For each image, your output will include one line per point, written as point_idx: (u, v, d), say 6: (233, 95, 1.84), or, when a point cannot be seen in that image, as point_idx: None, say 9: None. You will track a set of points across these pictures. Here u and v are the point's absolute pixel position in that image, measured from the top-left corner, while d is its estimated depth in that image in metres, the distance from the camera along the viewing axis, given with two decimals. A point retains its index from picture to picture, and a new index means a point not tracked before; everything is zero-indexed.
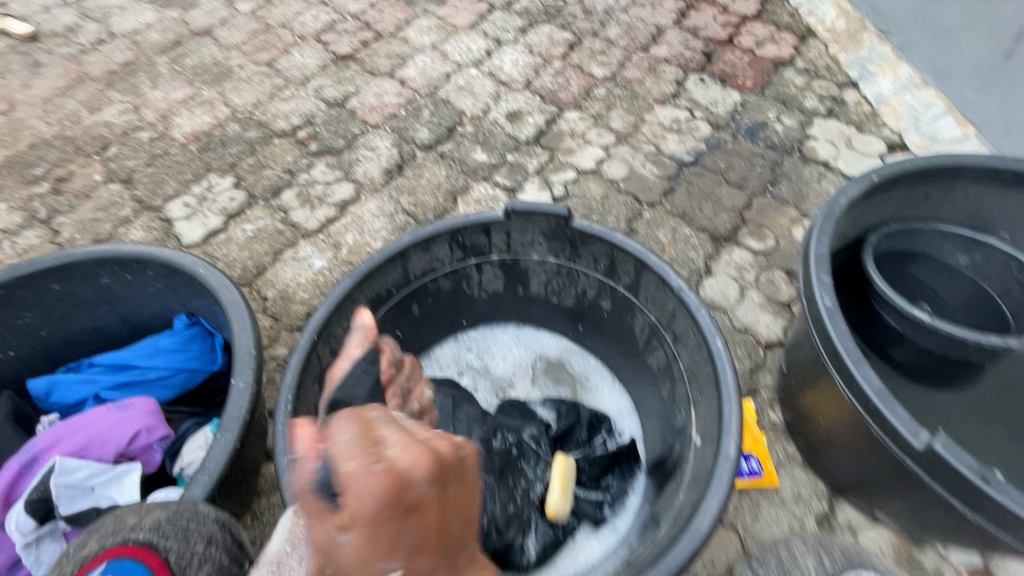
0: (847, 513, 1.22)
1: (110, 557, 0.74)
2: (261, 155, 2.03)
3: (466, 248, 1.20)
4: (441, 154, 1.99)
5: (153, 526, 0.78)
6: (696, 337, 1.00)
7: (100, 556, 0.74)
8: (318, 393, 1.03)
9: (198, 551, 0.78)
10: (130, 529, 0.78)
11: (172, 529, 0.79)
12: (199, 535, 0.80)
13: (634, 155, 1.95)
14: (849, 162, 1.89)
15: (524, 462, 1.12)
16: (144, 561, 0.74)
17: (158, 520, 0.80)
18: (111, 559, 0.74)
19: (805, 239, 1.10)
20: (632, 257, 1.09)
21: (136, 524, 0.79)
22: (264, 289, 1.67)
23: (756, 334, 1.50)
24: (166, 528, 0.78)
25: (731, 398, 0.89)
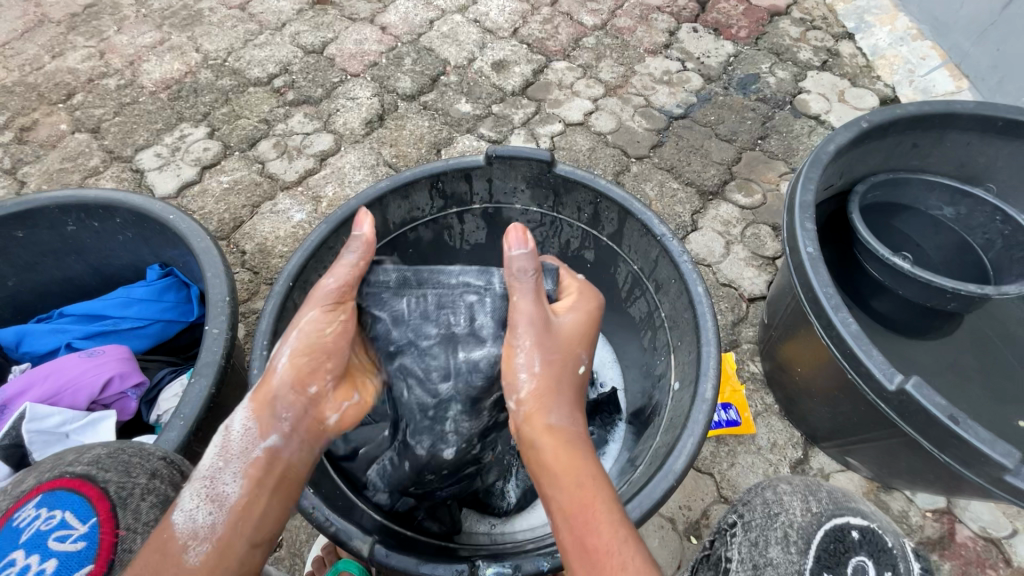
0: (820, 460, 1.26)
1: (45, 490, 0.70)
2: (236, 104, 1.94)
3: (446, 196, 1.17)
4: (424, 104, 1.92)
5: (92, 461, 0.74)
6: (677, 285, 0.99)
7: (37, 489, 0.70)
8: None
9: (139, 483, 0.75)
10: (67, 464, 0.73)
11: (113, 463, 0.75)
12: (142, 469, 0.76)
13: (623, 107, 1.90)
14: (840, 116, 1.86)
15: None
16: (81, 493, 0.70)
17: (97, 456, 0.76)
18: (47, 491, 0.70)
19: (790, 187, 1.08)
20: (616, 204, 1.06)
21: (74, 460, 0.75)
22: (241, 243, 1.62)
23: (739, 288, 1.51)
24: (105, 463, 0.74)
25: (710, 342, 0.89)
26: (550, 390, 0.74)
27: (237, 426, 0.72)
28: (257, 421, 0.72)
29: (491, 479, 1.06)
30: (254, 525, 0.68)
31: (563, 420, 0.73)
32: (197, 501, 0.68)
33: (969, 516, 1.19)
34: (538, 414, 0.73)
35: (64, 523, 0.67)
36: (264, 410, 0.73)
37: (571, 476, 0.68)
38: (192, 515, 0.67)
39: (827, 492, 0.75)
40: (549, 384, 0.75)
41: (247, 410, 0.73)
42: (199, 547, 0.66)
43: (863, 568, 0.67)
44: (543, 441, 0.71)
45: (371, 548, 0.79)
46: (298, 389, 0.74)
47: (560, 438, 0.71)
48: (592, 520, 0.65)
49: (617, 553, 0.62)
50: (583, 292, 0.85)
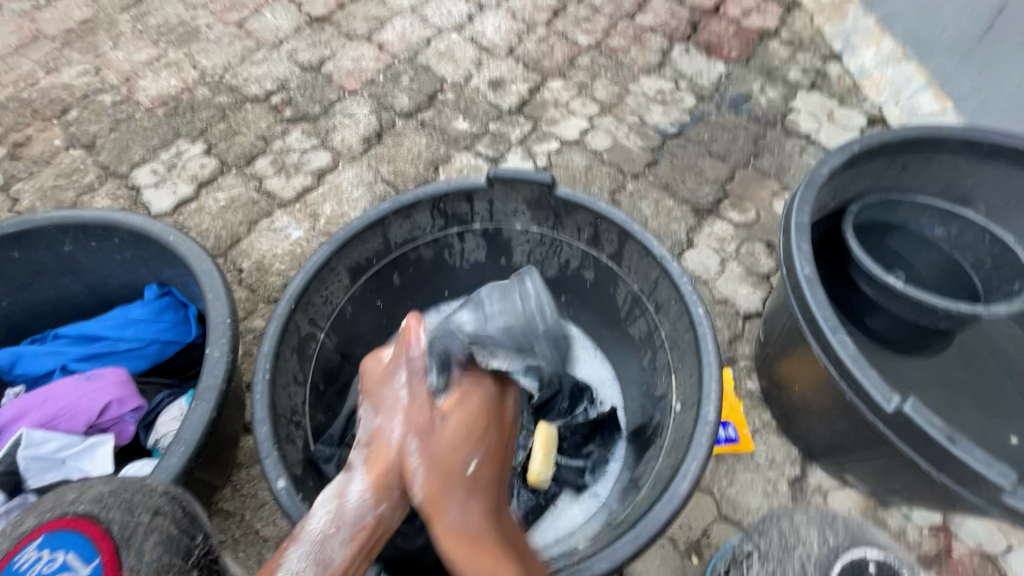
0: (817, 477, 1.26)
1: (48, 530, 0.65)
2: (232, 120, 1.95)
3: (447, 216, 1.17)
4: (422, 122, 1.94)
5: (94, 497, 0.70)
6: (677, 306, 0.99)
7: (38, 529, 0.66)
8: (297, 362, 1.00)
9: (142, 521, 0.70)
10: (68, 502, 0.69)
11: (115, 501, 0.71)
12: (144, 506, 0.72)
13: (618, 125, 1.93)
14: (830, 136, 1.90)
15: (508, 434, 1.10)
16: (83, 533, 0.66)
17: (100, 493, 0.71)
18: (48, 531, 0.65)
19: (786, 209, 1.10)
20: (616, 226, 1.07)
21: (76, 498, 0.70)
22: (239, 261, 1.61)
23: (735, 305, 1.52)
24: (108, 500, 0.70)
25: (711, 363, 0.89)
26: (437, 497, 0.79)
27: (354, 496, 0.79)
28: (375, 494, 0.79)
29: None
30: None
31: (454, 518, 0.78)
32: (305, 563, 0.73)
33: (965, 532, 1.20)
34: (432, 511, 0.79)
35: (66, 565, 0.63)
36: (383, 479, 0.80)
37: (462, 560, 0.76)
38: (300, 574, 0.72)
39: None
40: (436, 489, 0.79)
41: (364, 480, 0.81)
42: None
43: None
44: (449, 543, 0.77)
45: None
46: (402, 464, 0.81)
47: (452, 537, 0.77)
48: None
49: None
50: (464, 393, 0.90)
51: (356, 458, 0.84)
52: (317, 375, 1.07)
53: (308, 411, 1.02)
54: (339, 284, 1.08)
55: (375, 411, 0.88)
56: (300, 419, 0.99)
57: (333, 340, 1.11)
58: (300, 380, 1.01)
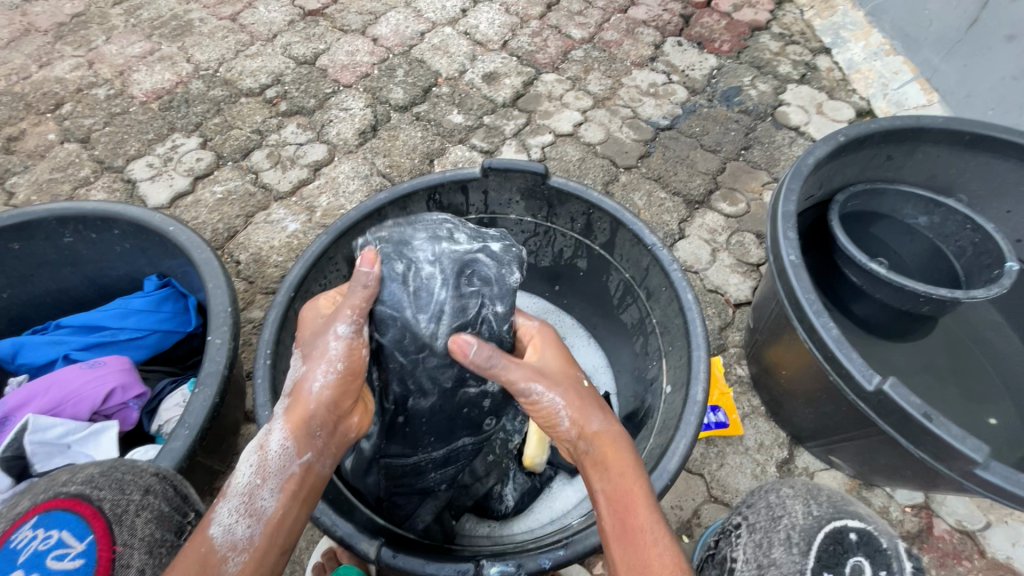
0: (804, 459, 1.30)
1: (41, 510, 0.66)
2: (228, 114, 1.96)
3: (443, 207, 1.20)
4: (417, 115, 1.96)
5: (87, 478, 0.71)
6: (667, 293, 1.02)
7: (32, 510, 0.66)
8: (297, 349, 1.02)
9: (134, 499, 0.72)
10: (61, 483, 0.70)
11: (106, 481, 0.72)
12: (135, 485, 0.73)
13: (611, 118, 1.95)
14: (819, 128, 1.93)
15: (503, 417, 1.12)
16: (78, 512, 0.67)
17: (91, 473, 0.72)
18: (42, 511, 0.66)
19: (773, 199, 1.13)
20: (608, 215, 1.09)
21: (68, 479, 0.71)
22: (236, 253, 1.62)
23: (726, 294, 1.55)
24: (99, 480, 0.71)
25: (700, 347, 0.92)
26: (580, 410, 0.80)
27: (274, 446, 0.72)
28: (297, 442, 0.73)
29: (490, 483, 1.09)
30: (288, 538, 0.70)
31: (605, 425, 0.79)
32: (236, 515, 0.67)
33: (946, 511, 1.24)
34: (581, 420, 0.79)
35: (62, 542, 0.63)
36: (305, 427, 0.74)
37: (615, 466, 0.75)
38: (232, 527, 0.66)
39: (828, 497, 0.80)
40: (577, 406, 0.80)
41: (283, 429, 0.73)
42: (242, 550, 0.66)
43: (861, 571, 0.70)
44: (594, 447, 0.77)
45: (377, 551, 0.81)
46: (335, 408, 0.77)
47: (604, 441, 0.77)
48: (634, 503, 0.72)
49: (652, 529, 0.69)
50: (541, 331, 0.92)
51: (277, 409, 0.76)
52: None
53: None
54: (337, 273, 1.10)
55: (302, 357, 0.80)
56: None
57: None
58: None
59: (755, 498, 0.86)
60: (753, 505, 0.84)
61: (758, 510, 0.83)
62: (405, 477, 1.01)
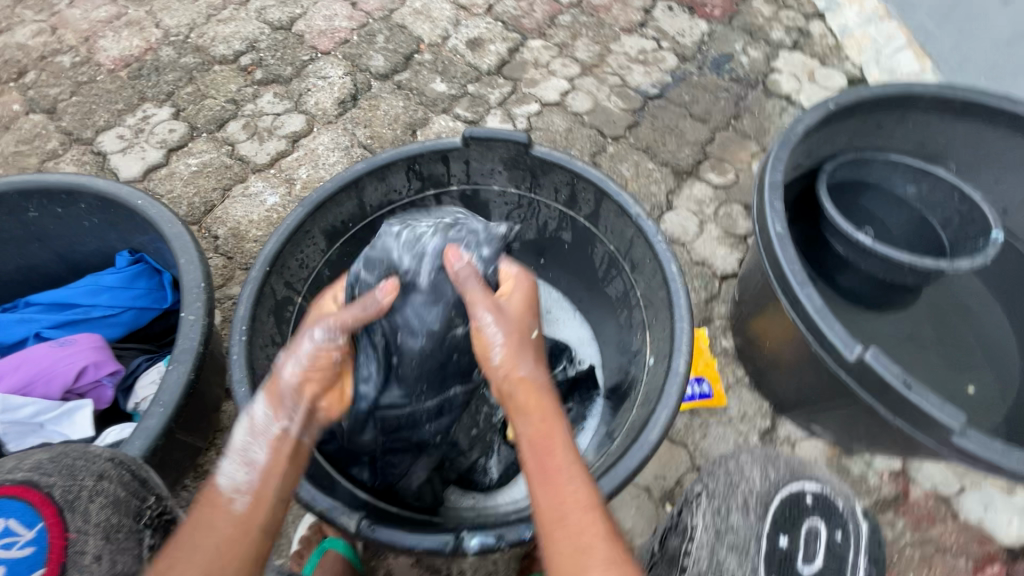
0: (786, 428, 1.32)
1: None
2: (200, 83, 1.88)
3: (423, 178, 1.16)
4: (398, 84, 1.89)
5: (34, 465, 0.69)
6: (651, 265, 1.00)
7: None
8: (275, 325, 1.00)
9: (86, 485, 0.69)
10: (7, 470, 0.67)
11: (55, 466, 0.69)
12: (87, 470, 0.71)
13: (599, 87, 1.90)
14: (810, 96, 1.89)
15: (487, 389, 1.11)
16: (25, 499, 0.65)
17: (39, 459, 0.70)
18: None
19: (760, 169, 1.10)
20: (593, 185, 1.06)
21: (13, 466, 0.68)
22: (214, 228, 1.57)
23: (712, 266, 1.54)
24: (47, 466, 0.69)
25: (683, 319, 0.90)
26: (511, 352, 0.83)
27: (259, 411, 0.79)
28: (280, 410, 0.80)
29: (475, 456, 1.10)
30: (282, 481, 0.76)
31: (533, 372, 0.82)
32: (236, 466, 0.75)
33: (921, 476, 1.27)
34: (510, 365, 0.82)
35: (9, 531, 0.62)
36: (285, 395, 0.81)
37: (537, 413, 0.78)
38: (233, 477, 0.74)
39: (786, 462, 0.91)
40: (511, 348, 0.83)
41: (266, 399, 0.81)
42: (244, 495, 0.72)
43: (816, 532, 0.83)
44: (518, 391, 0.81)
45: (357, 524, 0.81)
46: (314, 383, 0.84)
47: (528, 385, 0.81)
48: (550, 448, 0.75)
49: (565, 469, 0.73)
50: (519, 276, 0.97)
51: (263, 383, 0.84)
52: None
53: None
54: (315, 247, 1.07)
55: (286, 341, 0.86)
56: None
57: (311, 303, 1.11)
58: (279, 343, 1.00)
59: (714, 465, 0.93)
60: (712, 473, 0.91)
61: (716, 478, 0.90)
62: (400, 432, 0.98)
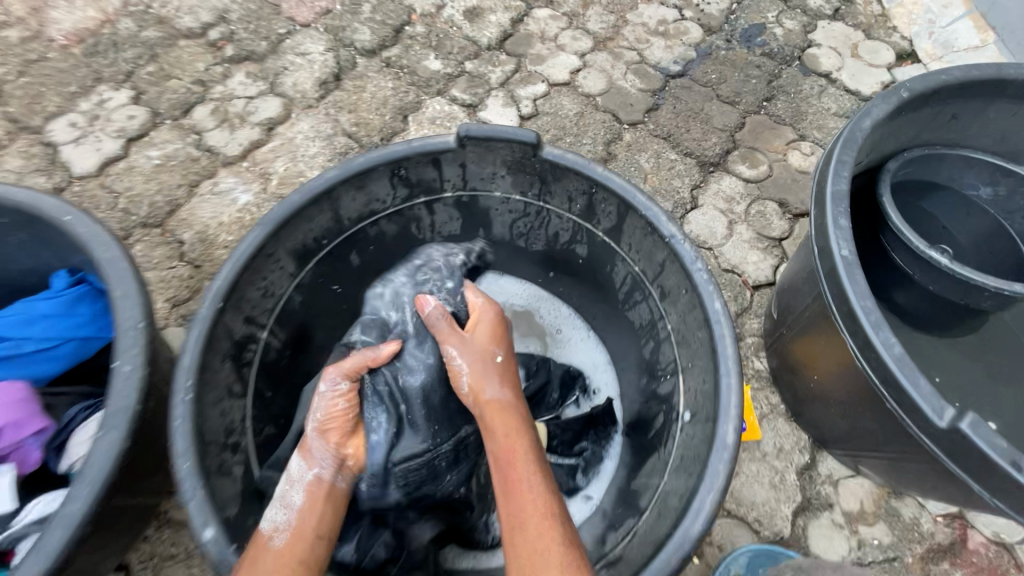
0: (828, 465, 1.15)
1: None
2: (164, 61, 1.67)
3: (411, 183, 0.97)
4: (387, 61, 1.67)
5: None
6: (688, 296, 0.82)
7: None
8: (233, 371, 0.82)
9: None
10: None
11: None
12: None
13: (614, 64, 1.67)
14: (853, 74, 1.67)
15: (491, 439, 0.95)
16: None
17: None
18: None
19: (819, 174, 0.90)
20: (615, 196, 0.87)
21: None
22: (178, 231, 1.38)
23: (743, 274, 1.36)
24: None
25: (730, 373, 0.73)
26: (475, 377, 0.85)
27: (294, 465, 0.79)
28: (310, 458, 0.79)
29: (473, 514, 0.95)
30: (321, 519, 0.73)
31: (501, 393, 0.83)
32: (276, 511, 0.74)
33: (983, 522, 1.11)
34: (476, 389, 0.84)
35: None
36: (314, 444, 0.80)
37: (501, 431, 0.78)
38: (272, 521, 0.72)
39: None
40: (475, 373, 0.85)
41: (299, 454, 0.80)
42: (282, 535, 0.70)
43: None
44: (484, 413, 0.81)
45: None
46: (340, 430, 0.83)
47: (490, 407, 0.81)
48: (511, 462, 0.74)
49: (526, 480, 0.72)
50: (487, 302, 0.96)
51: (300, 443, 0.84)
52: (262, 381, 0.88)
53: (250, 427, 0.85)
54: (281, 271, 0.90)
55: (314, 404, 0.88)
56: (240, 441, 0.81)
57: (281, 336, 0.93)
58: (239, 392, 0.82)
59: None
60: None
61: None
62: (422, 483, 0.88)
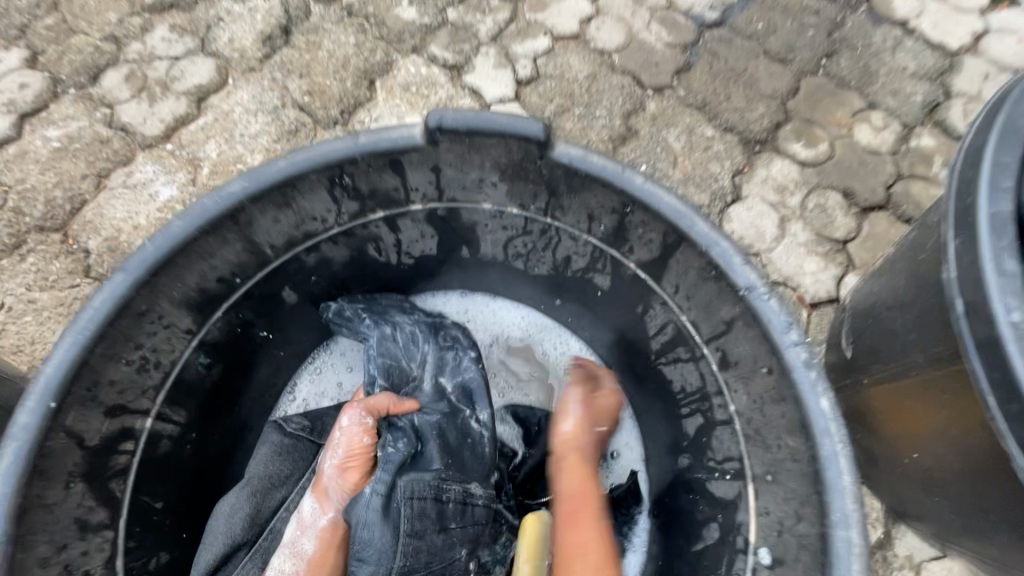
0: (906, 542, 0.92)
1: None
2: (65, 10, 1.31)
3: (362, 196, 0.68)
4: (348, 8, 1.32)
5: None
6: (772, 380, 0.57)
7: None
8: (88, 495, 0.58)
9: None
10: None
11: None
12: None
13: (635, 9, 1.32)
14: (937, 21, 1.32)
15: (479, 550, 0.72)
16: None
17: None
18: None
19: (957, 183, 0.62)
20: (665, 227, 0.61)
21: None
22: (85, 238, 1.10)
23: (798, 288, 1.08)
24: None
25: (850, 523, 0.50)
26: (581, 418, 0.74)
27: (305, 508, 0.68)
28: (323, 503, 0.68)
29: None
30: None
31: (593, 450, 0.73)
32: (284, 559, 0.66)
33: None
34: (576, 435, 0.73)
35: None
36: (327, 490, 0.67)
37: (581, 483, 0.69)
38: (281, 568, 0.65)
39: None
40: (586, 415, 0.74)
41: (312, 495, 0.69)
42: None
43: None
44: (571, 458, 0.71)
45: None
46: (358, 466, 0.68)
47: (581, 458, 0.71)
48: (585, 520, 0.65)
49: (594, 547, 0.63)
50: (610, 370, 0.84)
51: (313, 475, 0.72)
52: (147, 491, 0.65)
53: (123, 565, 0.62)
54: (169, 333, 0.63)
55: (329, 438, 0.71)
56: None
57: (180, 416, 0.68)
58: (101, 522, 0.59)
59: None
60: None
61: None
62: (421, 520, 0.63)
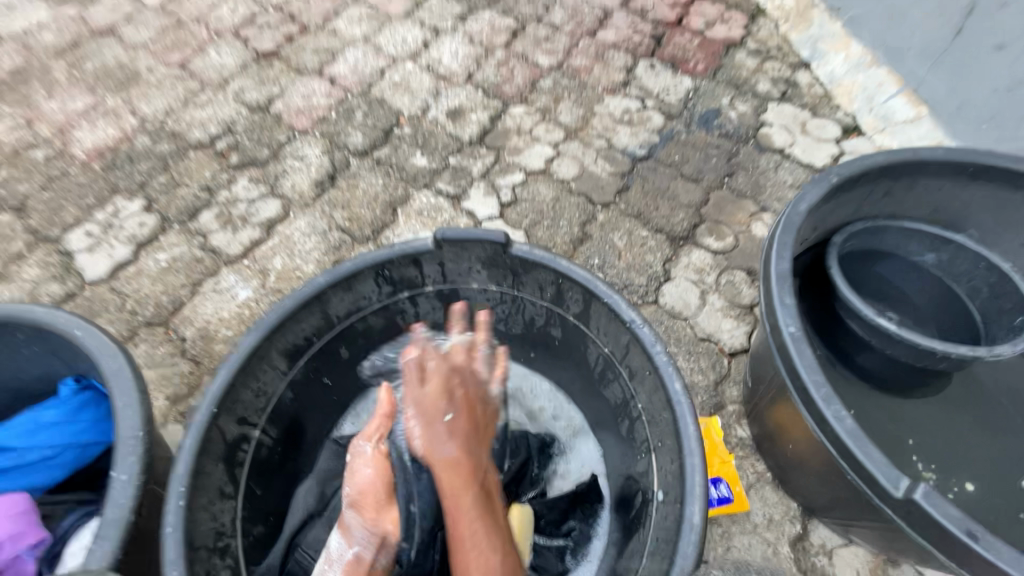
0: (820, 534, 1.16)
1: None
2: (175, 171, 1.83)
3: (395, 281, 1.06)
4: (378, 160, 1.83)
5: None
6: (649, 375, 0.89)
7: None
8: (224, 473, 0.88)
9: None
10: None
11: None
12: None
13: (585, 151, 1.83)
14: (805, 149, 1.82)
15: None
16: None
17: None
18: None
19: (765, 255, 1.00)
20: (579, 286, 0.96)
21: None
22: (181, 329, 1.48)
23: (718, 342, 1.42)
24: None
25: (693, 452, 0.79)
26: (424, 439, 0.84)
27: (335, 543, 0.90)
28: (348, 531, 0.90)
29: None
30: None
31: (450, 449, 0.83)
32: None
33: None
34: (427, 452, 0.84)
35: None
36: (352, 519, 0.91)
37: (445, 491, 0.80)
38: None
39: None
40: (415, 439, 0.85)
41: (339, 530, 0.91)
42: None
43: None
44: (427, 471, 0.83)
45: None
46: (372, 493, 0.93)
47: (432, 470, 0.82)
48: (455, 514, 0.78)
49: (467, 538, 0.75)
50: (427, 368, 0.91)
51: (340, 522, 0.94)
52: (252, 480, 0.95)
53: (238, 529, 0.90)
54: (274, 371, 0.97)
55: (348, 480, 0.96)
56: (228, 542, 0.87)
57: (273, 431, 1.00)
58: (229, 494, 0.88)
59: None
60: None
61: None
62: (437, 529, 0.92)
